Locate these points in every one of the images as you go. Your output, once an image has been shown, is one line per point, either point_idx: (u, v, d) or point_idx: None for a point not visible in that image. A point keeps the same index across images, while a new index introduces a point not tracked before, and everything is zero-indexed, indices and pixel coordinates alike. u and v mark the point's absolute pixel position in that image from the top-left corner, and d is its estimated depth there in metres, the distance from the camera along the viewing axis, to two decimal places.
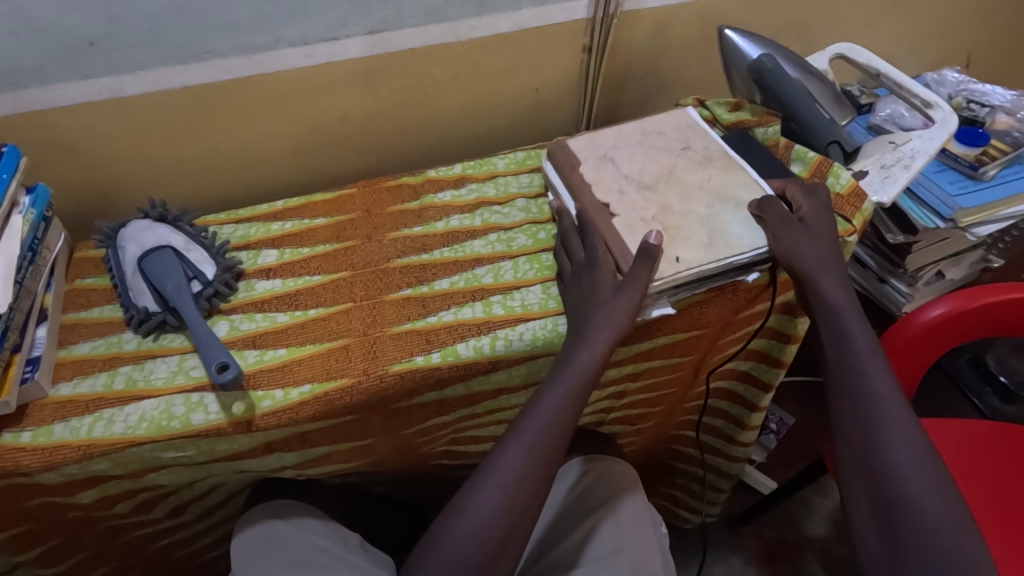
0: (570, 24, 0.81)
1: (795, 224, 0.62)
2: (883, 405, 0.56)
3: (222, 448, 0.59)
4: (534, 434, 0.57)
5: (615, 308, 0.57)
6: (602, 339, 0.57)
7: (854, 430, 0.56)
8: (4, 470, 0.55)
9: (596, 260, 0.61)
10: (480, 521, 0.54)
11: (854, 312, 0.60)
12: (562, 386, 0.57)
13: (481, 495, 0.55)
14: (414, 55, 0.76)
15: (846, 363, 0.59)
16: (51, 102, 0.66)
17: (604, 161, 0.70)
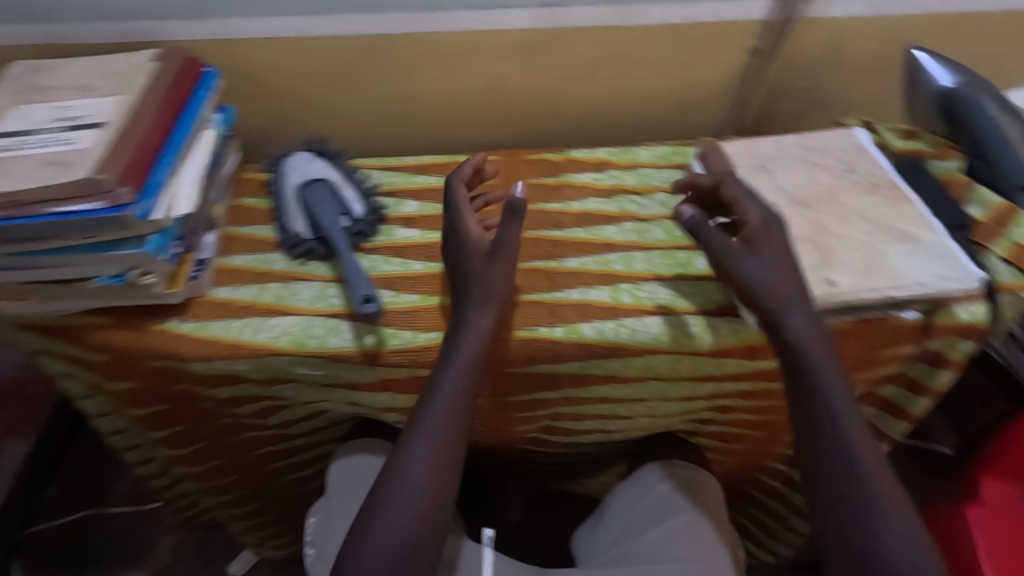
0: (743, 23, 0.78)
1: (740, 251, 0.56)
2: (869, 472, 0.50)
3: (347, 375, 0.63)
4: (448, 418, 0.56)
5: (494, 282, 0.59)
6: (484, 314, 0.58)
7: (835, 504, 0.50)
8: (166, 352, 0.61)
9: (459, 226, 0.62)
10: (399, 514, 0.52)
11: (829, 357, 0.53)
12: (456, 367, 0.57)
13: (399, 487, 0.53)
14: (579, 34, 0.76)
15: (815, 420, 0.51)
16: (249, 33, 0.72)
17: (759, 169, 0.68)
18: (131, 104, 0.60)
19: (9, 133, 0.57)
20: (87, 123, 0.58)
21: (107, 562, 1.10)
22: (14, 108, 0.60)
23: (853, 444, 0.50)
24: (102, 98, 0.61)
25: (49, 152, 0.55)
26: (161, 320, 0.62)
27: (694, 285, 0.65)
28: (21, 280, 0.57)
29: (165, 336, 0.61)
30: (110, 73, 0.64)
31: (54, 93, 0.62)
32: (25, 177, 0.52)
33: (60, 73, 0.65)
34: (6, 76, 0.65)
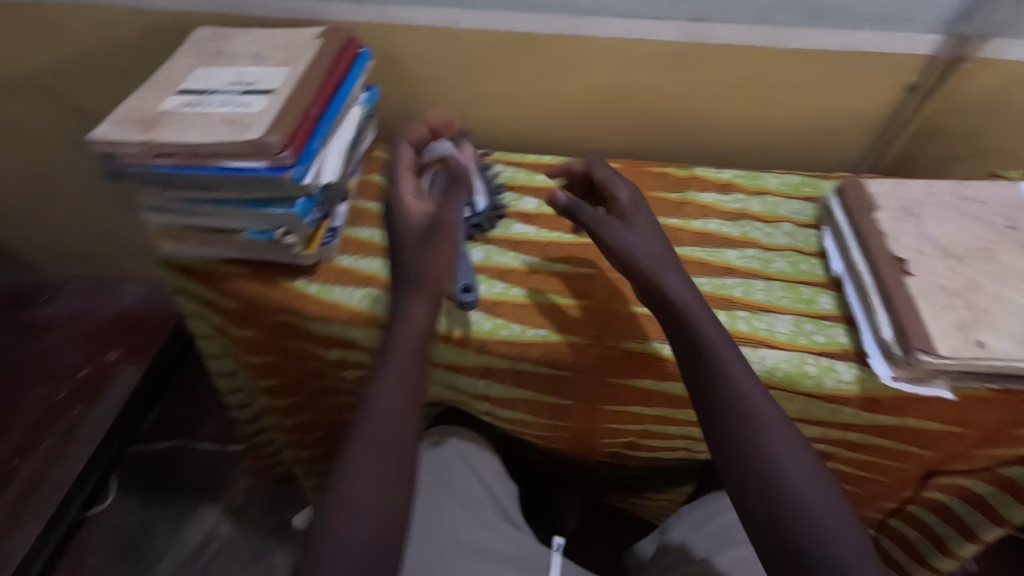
0: (904, 57, 0.73)
1: (612, 221, 0.59)
2: (797, 485, 0.46)
3: (450, 357, 0.65)
4: (402, 415, 0.53)
5: (434, 261, 0.58)
6: (419, 298, 0.58)
7: (761, 520, 0.46)
8: (291, 307, 0.65)
9: (400, 203, 0.62)
10: (364, 514, 0.48)
11: (707, 339, 0.52)
12: (397, 363, 0.55)
13: (360, 487, 0.49)
14: (725, 51, 0.74)
15: (721, 426, 0.49)
16: (404, 20, 0.75)
17: (906, 214, 0.64)
18: (297, 76, 0.64)
19: (192, 91, 0.63)
20: (259, 89, 0.63)
21: (189, 492, 1.17)
22: (197, 69, 0.66)
23: (768, 450, 0.48)
24: (273, 67, 0.66)
25: (225, 112, 0.60)
26: (291, 278, 0.66)
27: (819, 324, 0.62)
28: (182, 224, 0.63)
29: (293, 293, 0.66)
30: (281, 46, 0.69)
31: (231, 59, 0.68)
32: (203, 131, 0.58)
33: (237, 41, 0.71)
34: (191, 40, 0.72)
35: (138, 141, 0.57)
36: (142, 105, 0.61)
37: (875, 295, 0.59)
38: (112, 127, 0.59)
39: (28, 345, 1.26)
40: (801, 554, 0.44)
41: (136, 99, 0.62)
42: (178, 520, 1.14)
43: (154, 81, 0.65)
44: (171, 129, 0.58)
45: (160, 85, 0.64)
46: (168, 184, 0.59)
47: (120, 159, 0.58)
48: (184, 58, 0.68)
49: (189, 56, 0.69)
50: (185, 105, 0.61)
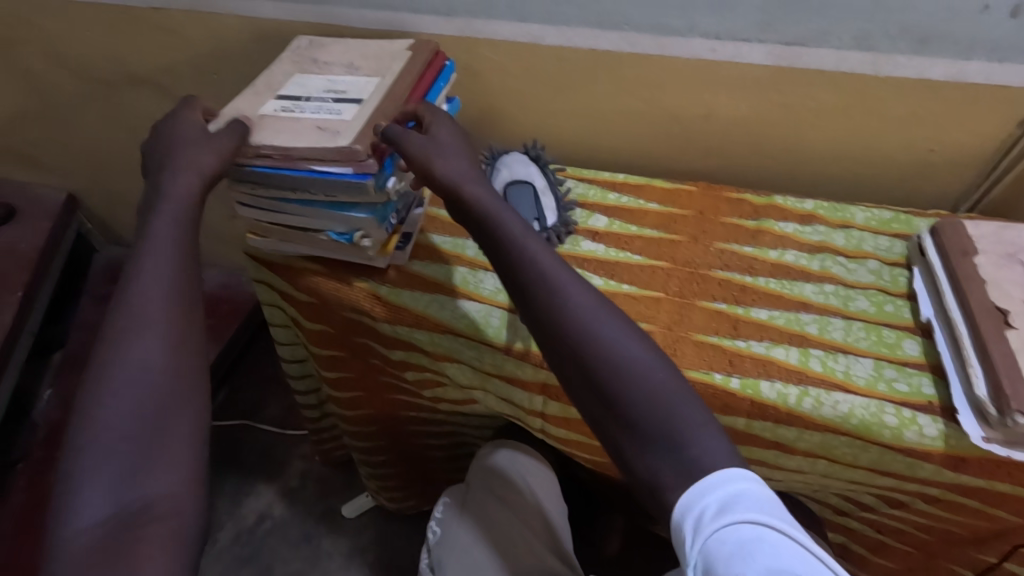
0: (1018, 90, 0.68)
1: (415, 133, 0.58)
2: (611, 350, 0.46)
3: (509, 370, 0.65)
4: (158, 274, 0.44)
5: (210, 151, 0.54)
6: (181, 174, 0.51)
7: (581, 390, 0.48)
8: (362, 307, 0.68)
9: (176, 112, 0.58)
10: (138, 363, 0.41)
11: (496, 218, 0.53)
12: (167, 216, 0.48)
13: (128, 347, 0.41)
14: (818, 77, 0.71)
15: (535, 309, 0.50)
16: (488, 34, 0.77)
17: (1012, 261, 0.59)
18: (386, 87, 0.67)
19: (288, 97, 0.66)
20: (351, 98, 0.66)
21: (251, 469, 1.25)
22: (294, 77, 0.70)
23: (572, 318, 0.48)
24: (364, 78, 0.69)
25: (319, 118, 0.63)
26: (363, 279, 0.69)
27: (902, 371, 0.58)
28: (269, 220, 0.67)
29: (364, 294, 0.68)
30: (372, 58, 0.72)
31: (325, 68, 0.71)
32: (296, 134, 0.60)
33: (332, 51, 0.74)
34: (289, 49, 0.76)
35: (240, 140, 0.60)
36: (243, 106, 0.65)
37: (969, 345, 0.55)
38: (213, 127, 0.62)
39: None
40: (630, 413, 0.45)
41: (238, 101, 0.66)
42: (238, 495, 1.21)
43: (254, 86, 0.69)
44: (267, 130, 0.61)
45: (261, 90, 0.68)
46: (260, 182, 0.62)
47: None
48: (283, 65, 0.73)
49: (287, 64, 0.73)
50: (281, 110, 0.64)
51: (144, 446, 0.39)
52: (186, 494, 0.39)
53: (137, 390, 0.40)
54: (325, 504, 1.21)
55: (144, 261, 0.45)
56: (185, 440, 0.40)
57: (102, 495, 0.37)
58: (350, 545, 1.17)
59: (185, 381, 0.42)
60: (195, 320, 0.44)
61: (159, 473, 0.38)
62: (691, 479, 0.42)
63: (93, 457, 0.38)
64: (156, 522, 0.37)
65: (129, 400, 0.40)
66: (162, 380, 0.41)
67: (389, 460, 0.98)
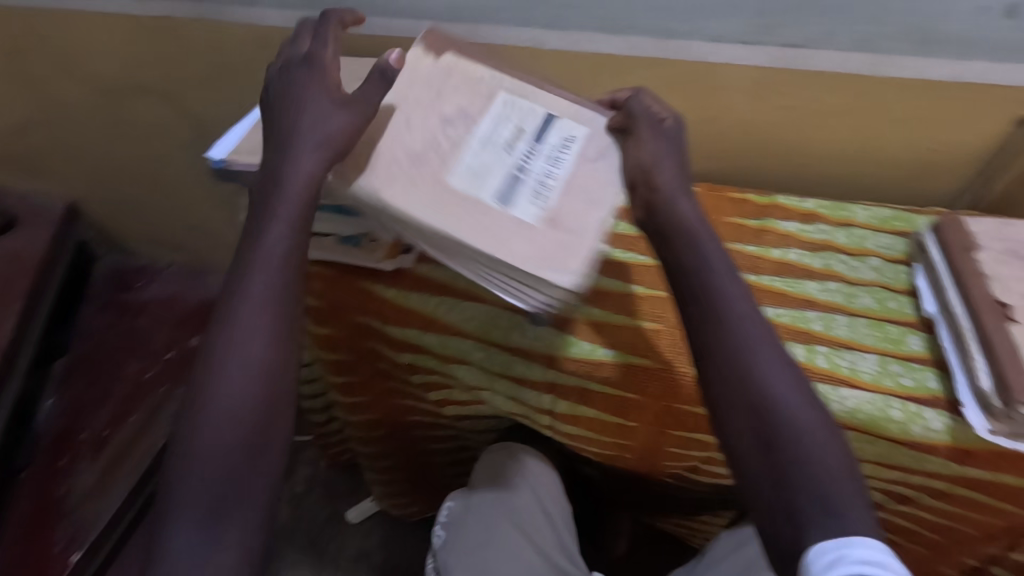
0: (1016, 91, 0.69)
1: (648, 125, 0.60)
2: (786, 405, 0.47)
3: (518, 369, 0.66)
4: (257, 314, 0.51)
5: (329, 123, 0.55)
6: (302, 160, 0.54)
7: (739, 435, 0.47)
8: (373, 311, 0.69)
9: (319, 61, 0.59)
10: (233, 392, 0.48)
11: (692, 252, 0.54)
12: (270, 248, 0.53)
13: (225, 374, 0.49)
14: (818, 78, 0.72)
15: (724, 344, 0.49)
16: (492, 39, 0.78)
17: (1010, 255, 0.60)
18: (519, 96, 0.65)
19: (495, 181, 0.59)
20: (535, 128, 0.63)
21: None
22: (457, 180, 0.57)
23: (757, 360, 0.49)
24: (479, 107, 0.63)
25: (569, 162, 0.62)
26: (370, 282, 0.69)
27: (907, 367, 0.59)
28: None
29: (373, 297, 0.69)
30: (434, 91, 0.62)
31: (442, 147, 0.59)
32: (568, 194, 0.60)
33: (387, 126, 0.59)
34: (400, 200, 0.55)
35: (590, 249, 0.56)
36: (516, 242, 0.55)
37: (972, 340, 0.56)
38: (576, 273, 0.55)
39: (123, 324, 1.37)
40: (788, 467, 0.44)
41: (511, 243, 0.55)
42: None
43: (428, 213, 0.55)
44: (575, 211, 0.59)
45: (498, 227, 0.55)
46: None
47: (235, 161, 0.61)
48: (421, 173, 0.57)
49: (429, 196, 0.56)
50: (540, 197, 0.59)
51: (230, 479, 0.46)
52: (258, 526, 0.46)
53: (229, 428, 0.48)
54: (331, 509, 1.21)
55: (247, 297, 0.51)
56: (263, 479, 0.48)
57: (197, 515, 0.45)
58: (358, 550, 1.17)
59: (270, 424, 0.49)
60: (286, 365, 0.51)
61: (239, 507, 0.46)
62: (836, 533, 0.41)
63: (195, 476, 0.46)
64: (235, 541, 0.45)
65: (225, 430, 0.47)
66: (250, 422, 0.48)
67: (395, 465, 0.98)
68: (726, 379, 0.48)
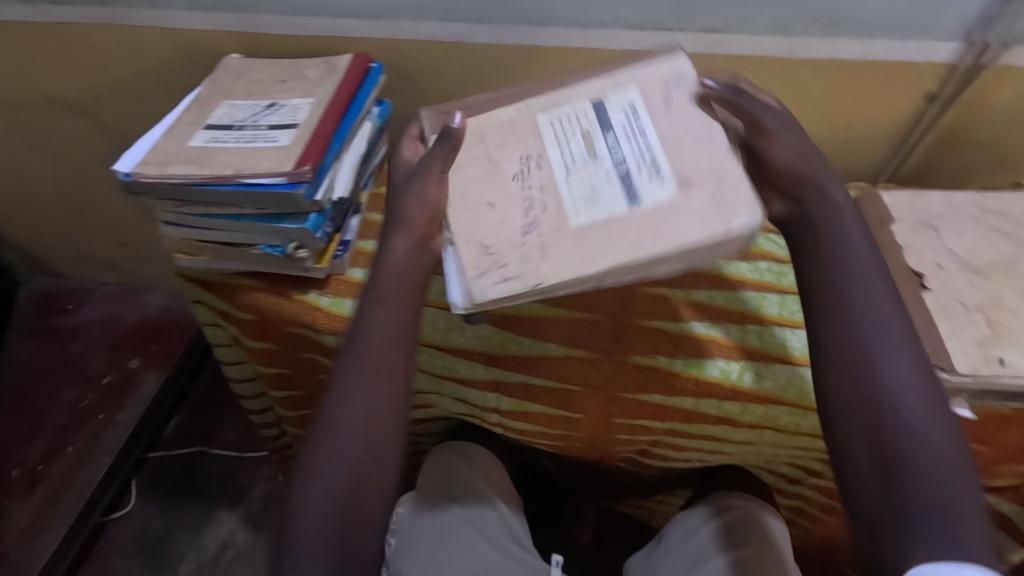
0: (924, 66, 0.72)
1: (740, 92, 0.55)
2: (916, 427, 0.44)
3: (460, 370, 0.65)
4: (368, 370, 0.54)
5: (410, 190, 0.57)
6: (402, 235, 0.57)
7: (858, 452, 0.45)
8: (304, 321, 0.67)
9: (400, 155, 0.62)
10: (337, 460, 0.52)
11: (830, 223, 0.51)
12: (380, 307, 0.56)
13: (330, 443, 0.52)
14: (739, 62, 0.73)
15: (858, 358, 0.47)
16: (416, 35, 0.76)
17: (925, 227, 0.62)
18: (556, 108, 0.60)
19: (613, 181, 0.54)
20: (606, 112, 0.58)
21: (209, 496, 1.20)
22: (585, 218, 0.53)
23: (892, 378, 0.46)
24: (533, 146, 0.58)
25: (663, 126, 0.55)
26: (303, 291, 0.67)
27: None
28: (198, 239, 0.65)
29: (304, 307, 0.67)
30: (486, 163, 0.58)
31: (539, 199, 0.55)
32: (670, 144, 0.54)
33: (484, 220, 0.55)
34: (548, 276, 0.51)
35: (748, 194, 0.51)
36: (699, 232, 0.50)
37: None
38: (746, 207, 0.50)
39: (55, 350, 1.30)
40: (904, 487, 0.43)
41: (686, 231, 0.50)
42: (197, 526, 1.17)
43: (593, 254, 0.51)
44: (708, 170, 0.52)
45: (665, 221, 0.50)
46: (185, 199, 0.61)
47: (143, 175, 0.60)
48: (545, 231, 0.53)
49: (575, 248, 0.52)
50: (656, 167, 0.54)
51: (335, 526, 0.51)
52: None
53: (335, 479, 0.52)
54: None
55: (355, 350, 0.54)
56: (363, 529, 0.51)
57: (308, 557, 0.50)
58: None
59: (371, 479, 0.52)
60: (389, 426, 0.53)
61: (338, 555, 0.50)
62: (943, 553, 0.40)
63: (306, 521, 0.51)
64: None
65: (333, 480, 0.52)
66: (354, 475, 0.52)
67: None
68: (859, 394, 0.46)
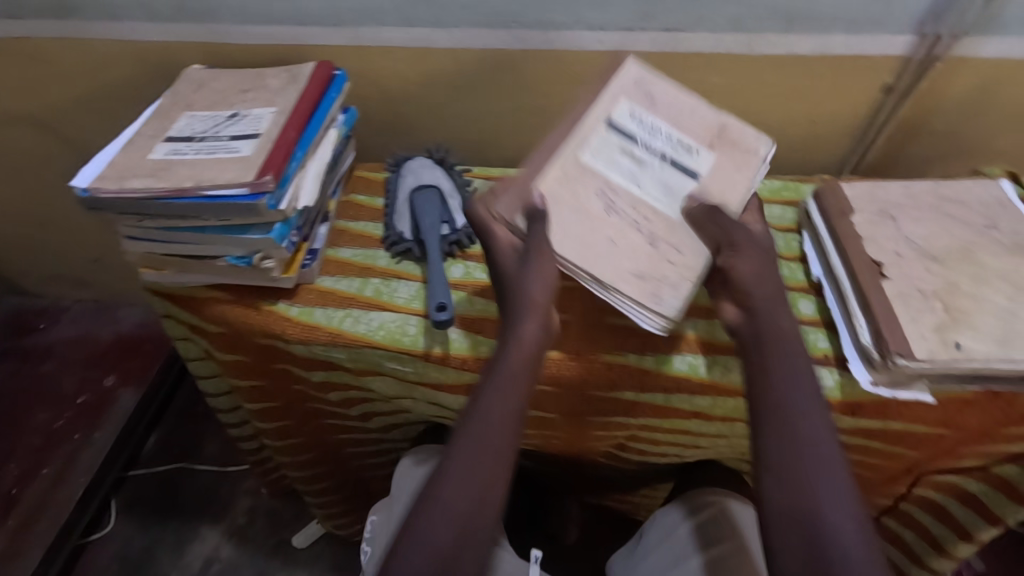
0: (880, 59, 0.73)
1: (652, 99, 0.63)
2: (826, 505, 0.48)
3: (433, 375, 0.64)
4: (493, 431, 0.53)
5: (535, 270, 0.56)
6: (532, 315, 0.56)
7: (781, 529, 0.49)
8: (273, 331, 0.66)
9: (493, 239, 0.60)
10: (445, 524, 0.50)
11: (768, 314, 0.56)
12: (508, 370, 0.55)
13: (437, 505, 0.51)
14: (700, 60, 0.74)
15: (778, 440, 0.51)
16: (379, 41, 0.76)
17: (884, 216, 0.63)
18: (585, 143, 0.60)
19: (669, 170, 0.60)
20: (619, 126, 0.61)
21: (190, 513, 1.18)
22: (675, 208, 0.59)
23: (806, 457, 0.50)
24: (593, 181, 0.59)
25: (665, 120, 0.62)
26: (272, 301, 0.67)
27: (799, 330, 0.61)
28: (162, 252, 0.64)
29: (274, 317, 0.66)
30: (572, 219, 0.57)
31: (643, 220, 0.58)
32: (678, 126, 0.62)
33: (618, 263, 0.56)
34: (700, 263, 0.57)
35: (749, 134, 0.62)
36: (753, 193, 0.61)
37: (853, 300, 0.59)
38: (757, 140, 0.62)
39: (27, 371, 1.28)
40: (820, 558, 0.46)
41: (748, 178, 0.61)
42: (179, 543, 1.15)
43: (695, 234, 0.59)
44: (726, 149, 0.61)
45: (727, 182, 0.60)
46: (147, 213, 0.61)
47: (101, 189, 0.59)
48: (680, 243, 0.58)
49: (690, 235, 0.58)
50: (687, 147, 0.61)
51: None
52: None
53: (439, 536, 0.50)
54: (275, 538, 1.17)
55: (481, 407, 0.54)
56: None
57: None
58: None
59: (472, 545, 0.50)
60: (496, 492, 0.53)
61: None
62: None
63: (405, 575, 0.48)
64: None
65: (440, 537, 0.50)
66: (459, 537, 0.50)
67: (332, 485, 0.96)
68: (779, 472, 0.50)
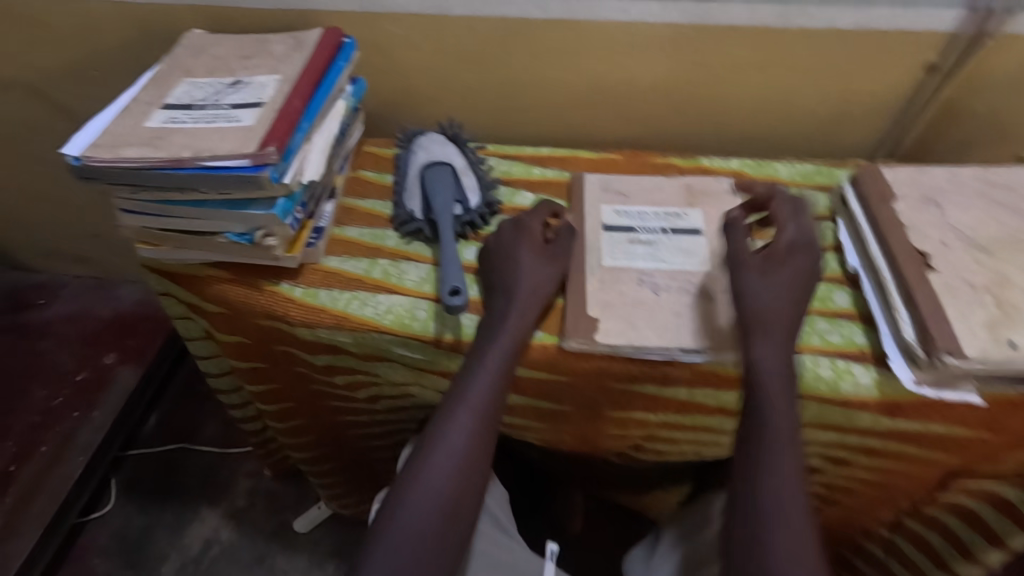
0: (925, 35, 0.68)
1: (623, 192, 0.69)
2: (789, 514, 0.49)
3: (444, 363, 0.62)
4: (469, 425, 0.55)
5: (537, 271, 0.60)
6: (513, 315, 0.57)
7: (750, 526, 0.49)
8: (275, 313, 0.62)
9: (522, 221, 0.63)
10: (419, 515, 0.52)
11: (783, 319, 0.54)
12: (486, 369, 0.55)
13: (411, 491, 0.53)
14: (731, 33, 0.70)
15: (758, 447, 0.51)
16: (390, 7, 0.71)
17: (927, 202, 0.59)
18: (603, 254, 0.64)
19: (677, 236, 0.65)
20: (620, 225, 0.66)
21: (190, 494, 1.16)
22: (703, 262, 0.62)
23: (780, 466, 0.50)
24: (630, 275, 0.62)
25: (645, 207, 0.68)
26: (275, 282, 0.63)
27: (834, 323, 0.58)
28: (159, 226, 0.60)
29: (276, 298, 0.62)
30: (632, 309, 0.59)
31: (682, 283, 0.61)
32: (658, 202, 0.68)
33: (693, 327, 0.57)
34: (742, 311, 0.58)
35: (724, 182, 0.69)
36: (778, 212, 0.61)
37: (894, 293, 0.55)
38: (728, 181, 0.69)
39: (24, 348, 1.25)
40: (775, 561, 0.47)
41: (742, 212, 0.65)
42: (178, 524, 1.13)
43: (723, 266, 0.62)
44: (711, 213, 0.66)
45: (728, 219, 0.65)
46: (143, 184, 0.57)
47: (94, 157, 0.56)
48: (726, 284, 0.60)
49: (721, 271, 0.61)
50: (676, 214, 0.67)
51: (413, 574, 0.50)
52: None
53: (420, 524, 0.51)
54: (276, 521, 1.15)
55: (462, 405, 0.55)
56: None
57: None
58: (308, 560, 1.11)
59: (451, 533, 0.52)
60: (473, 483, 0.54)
61: None
62: None
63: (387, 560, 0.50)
64: None
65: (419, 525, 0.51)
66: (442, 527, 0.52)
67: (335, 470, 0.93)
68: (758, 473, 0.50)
